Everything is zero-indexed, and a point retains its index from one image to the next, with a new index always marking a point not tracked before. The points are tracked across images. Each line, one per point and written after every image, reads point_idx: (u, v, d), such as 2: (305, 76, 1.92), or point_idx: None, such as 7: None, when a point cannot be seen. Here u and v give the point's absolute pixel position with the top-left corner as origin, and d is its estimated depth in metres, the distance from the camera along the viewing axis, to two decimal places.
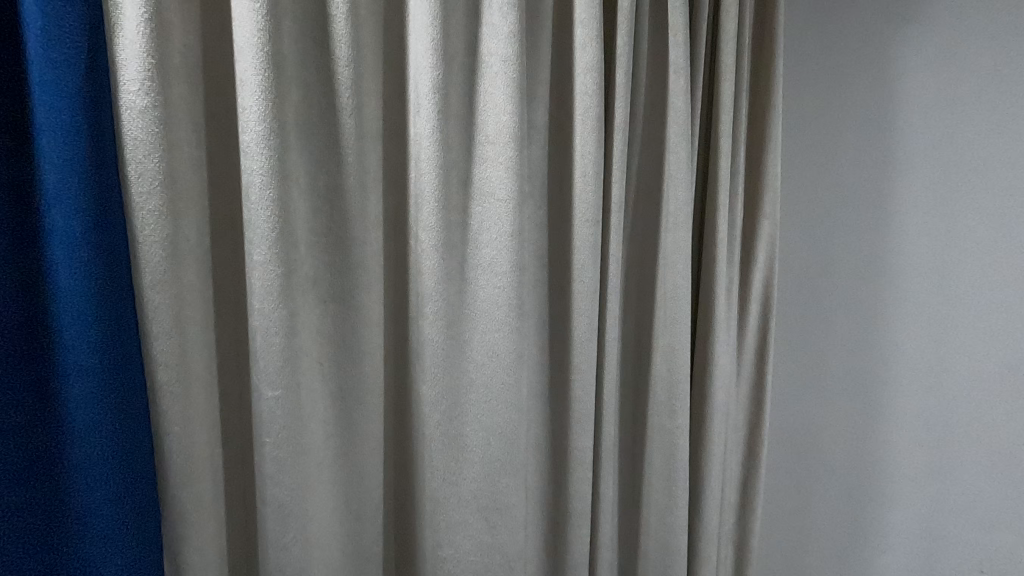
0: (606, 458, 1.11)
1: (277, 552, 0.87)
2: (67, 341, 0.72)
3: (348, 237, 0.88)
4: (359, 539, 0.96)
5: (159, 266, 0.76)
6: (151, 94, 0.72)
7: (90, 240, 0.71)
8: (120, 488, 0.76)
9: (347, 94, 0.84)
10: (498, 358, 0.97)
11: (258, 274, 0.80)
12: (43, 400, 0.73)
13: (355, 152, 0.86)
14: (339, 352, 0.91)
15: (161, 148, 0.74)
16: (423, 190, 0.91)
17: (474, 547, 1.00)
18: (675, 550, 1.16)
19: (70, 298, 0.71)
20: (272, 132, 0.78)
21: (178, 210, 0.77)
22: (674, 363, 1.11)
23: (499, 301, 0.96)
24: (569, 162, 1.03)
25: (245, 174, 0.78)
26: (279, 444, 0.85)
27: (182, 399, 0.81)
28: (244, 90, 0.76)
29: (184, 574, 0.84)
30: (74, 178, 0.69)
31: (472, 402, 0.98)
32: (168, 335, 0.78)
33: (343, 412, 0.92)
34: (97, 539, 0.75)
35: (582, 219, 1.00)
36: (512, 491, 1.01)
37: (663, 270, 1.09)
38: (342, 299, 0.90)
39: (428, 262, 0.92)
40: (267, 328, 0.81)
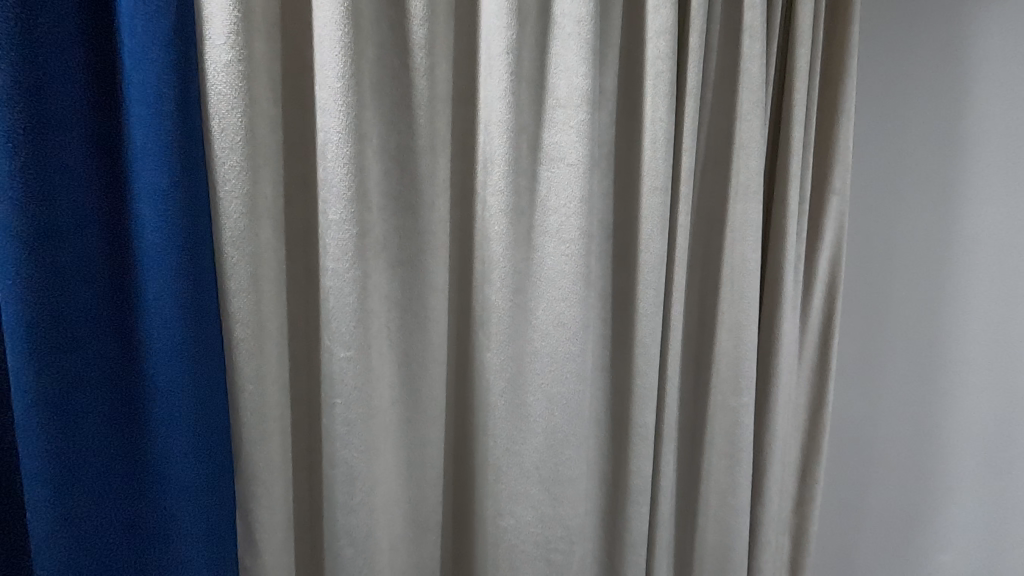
0: (666, 436, 1.09)
1: (344, 514, 0.87)
2: (151, 293, 0.73)
3: (417, 201, 0.88)
4: (421, 503, 0.96)
5: (239, 223, 0.76)
6: (236, 48, 0.72)
7: (175, 193, 0.71)
8: (199, 442, 0.76)
9: (421, 54, 0.83)
10: (564, 327, 0.95)
11: (334, 233, 0.80)
12: (128, 351, 0.74)
13: (427, 114, 0.85)
14: (406, 317, 0.90)
15: (243, 103, 0.73)
16: (492, 155, 0.90)
17: (535, 518, 0.99)
18: (736, 533, 1.13)
19: (155, 251, 0.72)
20: (350, 89, 0.77)
21: (257, 166, 0.77)
22: (742, 340, 1.08)
23: (567, 268, 0.94)
24: (638, 129, 1.00)
25: (323, 133, 0.78)
26: (349, 406, 0.85)
27: (255, 358, 0.81)
28: (324, 48, 0.76)
29: (255, 530, 0.85)
30: (161, 130, 0.70)
31: (536, 371, 0.96)
32: (245, 293, 0.78)
33: (409, 377, 0.92)
34: (176, 490, 0.76)
35: (651, 187, 0.97)
36: (575, 463, 0.99)
37: (732, 243, 1.06)
38: (410, 263, 0.89)
39: (496, 226, 0.91)
40: (340, 289, 0.81)
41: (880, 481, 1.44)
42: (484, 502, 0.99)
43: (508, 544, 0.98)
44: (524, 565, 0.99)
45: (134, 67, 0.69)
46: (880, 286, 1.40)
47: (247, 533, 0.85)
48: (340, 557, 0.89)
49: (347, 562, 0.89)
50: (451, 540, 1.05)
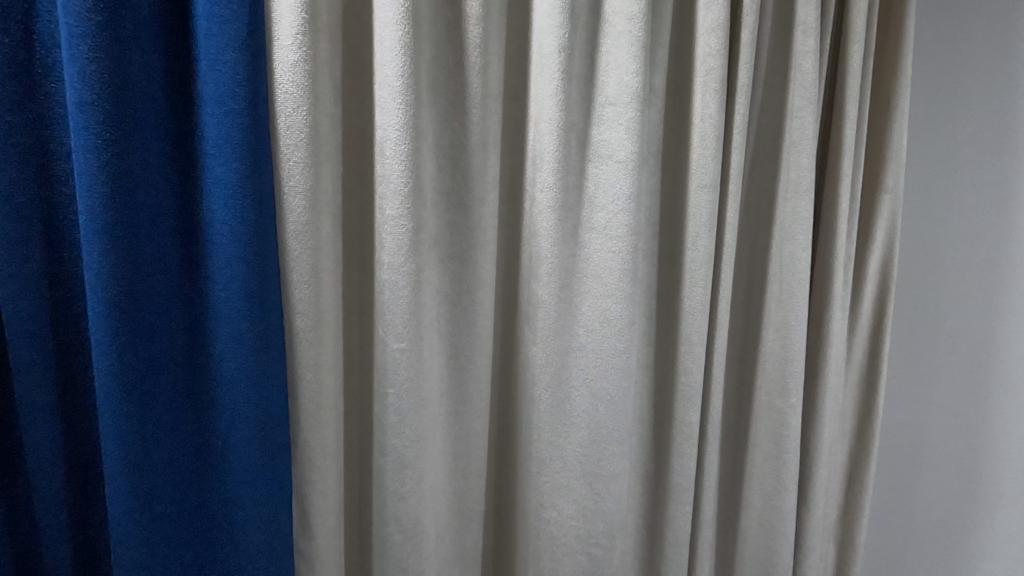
0: (710, 435, 1.08)
1: (394, 501, 0.90)
2: (219, 283, 0.76)
3: (468, 197, 0.89)
4: (466, 494, 0.98)
5: (301, 217, 0.79)
6: (303, 48, 0.75)
7: (243, 187, 0.74)
8: (260, 426, 0.80)
9: (475, 53, 0.85)
10: (610, 323, 0.95)
11: (390, 227, 0.82)
12: (197, 338, 0.78)
13: (480, 112, 0.87)
14: (455, 311, 0.93)
15: (309, 101, 0.76)
16: (542, 152, 0.91)
17: (576, 512, 0.99)
18: (780, 535, 1.12)
19: (224, 243, 0.75)
20: (408, 88, 0.80)
21: (319, 162, 0.79)
22: (790, 339, 1.06)
23: (613, 264, 0.94)
24: (687, 126, 0.99)
25: (382, 130, 0.81)
26: (401, 396, 0.87)
27: (313, 348, 0.83)
28: (385, 47, 0.79)
29: (309, 513, 0.88)
30: (233, 127, 0.73)
31: (580, 367, 0.96)
32: (306, 285, 0.81)
33: (456, 370, 0.94)
34: (238, 471, 0.80)
35: (699, 185, 0.97)
36: (618, 460, 0.98)
37: (781, 241, 1.05)
38: (460, 258, 0.91)
39: (544, 222, 0.92)
40: (394, 282, 0.84)
41: (927, 488, 1.40)
42: (527, 494, 1.01)
43: (549, 538, 0.99)
44: (565, 560, 1.00)
45: (208, 68, 0.72)
46: (930, 287, 1.36)
47: (302, 516, 0.89)
48: (389, 543, 0.91)
49: (395, 548, 0.91)
50: (492, 529, 1.07)
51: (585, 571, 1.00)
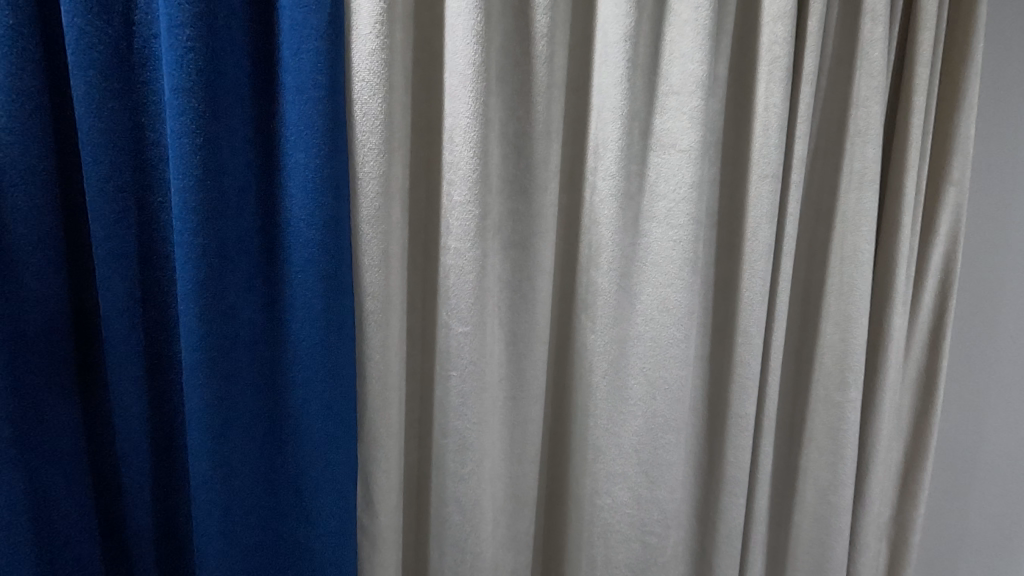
0: (765, 427, 1.07)
1: (454, 482, 0.92)
2: (297, 264, 0.79)
3: (531, 184, 0.91)
4: (520, 477, 1.00)
5: (374, 201, 0.82)
6: (380, 37, 0.77)
7: (321, 172, 0.77)
8: (331, 404, 0.82)
9: (542, 42, 0.86)
10: (670, 312, 0.95)
11: (458, 213, 0.84)
12: (273, 316, 0.82)
13: (545, 100, 0.88)
14: (515, 297, 0.94)
15: (384, 89, 0.79)
16: (604, 141, 0.91)
17: (631, 500, 0.99)
18: (834, 531, 1.11)
19: (302, 225, 0.78)
20: (479, 77, 0.81)
21: (392, 149, 0.82)
22: (850, 333, 1.05)
23: (674, 253, 0.93)
24: (749, 115, 0.98)
25: (452, 118, 0.82)
26: (464, 379, 0.89)
27: (381, 329, 0.86)
28: (457, 36, 0.80)
29: (373, 490, 0.91)
30: (314, 114, 0.76)
31: (638, 355, 0.97)
32: (376, 268, 0.84)
33: (515, 356, 0.96)
34: (310, 446, 0.83)
35: (761, 175, 0.96)
36: (674, 449, 0.99)
37: (842, 233, 1.04)
38: (521, 246, 0.93)
39: (605, 211, 0.92)
40: (460, 267, 0.86)
41: (983, 489, 1.37)
42: (582, 480, 1.02)
43: (603, 523, 1.00)
44: (619, 546, 1.01)
45: (291, 57, 0.75)
46: (993, 284, 1.31)
47: (366, 494, 0.91)
48: (448, 522, 0.94)
49: (454, 527, 0.94)
50: (544, 513, 1.09)
51: (639, 558, 1.01)
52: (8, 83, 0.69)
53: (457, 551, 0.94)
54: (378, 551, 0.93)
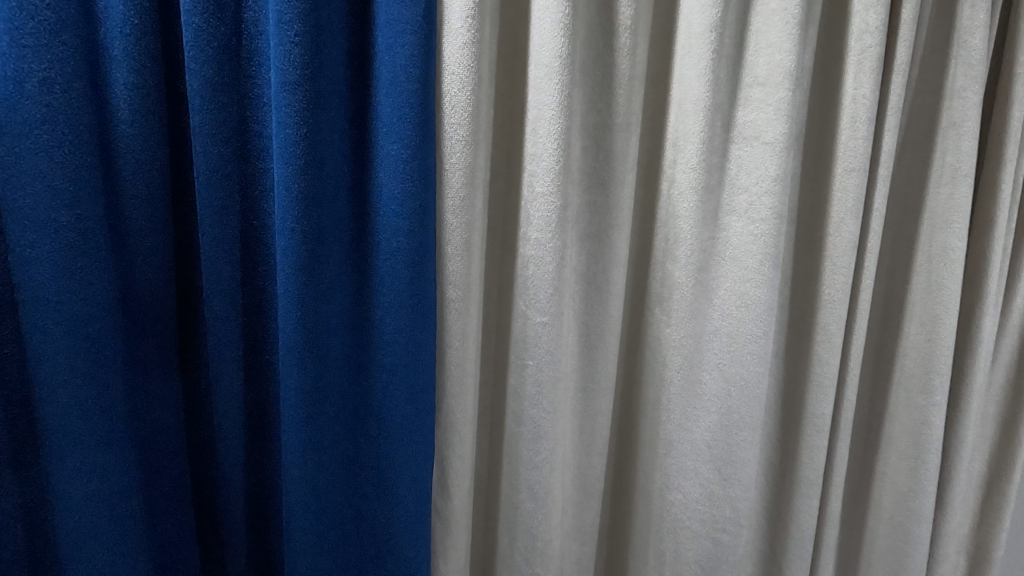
0: (842, 428, 1.04)
1: (527, 469, 0.93)
2: (384, 252, 0.82)
3: (610, 177, 0.91)
4: (588, 468, 1.00)
5: (459, 192, 0.84)
6: (472, 30, 0.79)
7: (411, 163, 0.79)
8: (414, 388, 0.85)
9: (626, 35, 0.86)
10: (748, 307, 0.93)
11: (539, 204, 0.85)
12: (361, 301, 0.85)
13: (626, 92, 0.88)
14: (589, 289, 0.94)
15: (473, 81, 0.80)
16: (685, 133, 0.91)
17: (703, 496, 0.99)
18: (913, 539, 1.07)
19: (391, 214, 0.81)
20: (565, 69, 0.82)
21: (478, 140, 0.83)
22: (937, 334, 1.01)
23: (754, 248, 0.92)
24: (835, 106, 0.95)
25: (536, 110, 0.83)
26: (540, 368, 0.90)
27: (461, 317, 0.88)
28: (544, 28, 0.81)
29: (448, 475, 0.93)
30: (406, 105, 0.78)
31: (714, 350, 0.95)
32: (459, 258, 0.86)
33: (587, 348, 0.96)
34: (393, 428, 0.86)
35: (846, 168, 0.93)
36: (748, 446, 0.97)
37: (931, 230, 1.00)
38: (598, 238, 0.93)
39: (684, 204, 0.92)
40: (540, 257, 0.87)
41: None
42: (652, 475, 1.02)
43: (673, 519, 1.00)
44: (688, 542, 1.00)
45: (385, 50, 0.77)
46: None
47: (441, 478, 0.93)
48: (520, 509, 0.95)
49: (526, 514, 0.95)
50: (610, 507, 1.10)
51: (709, 555, 1.00)
52: (131, 78, 0.74)
53: (527, 537, 0.96)
54: (451, 535, 0.95)
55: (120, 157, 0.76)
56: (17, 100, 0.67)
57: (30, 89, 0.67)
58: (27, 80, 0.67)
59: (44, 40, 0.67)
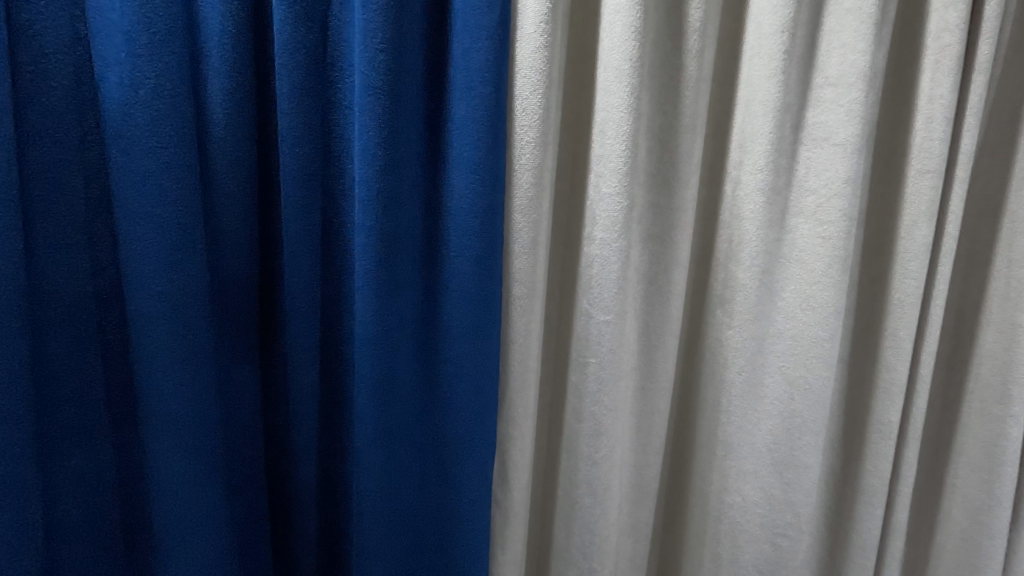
0: (910, 437, 1.01)
1: (587, 465, 0.95)
2: (454, 250, 0.85)
3: (674, 177, 0.92)
4: (644, 467, 1.01)
5: (527, 192, 0.86)
6: (544, 35, 0.81)
7: (482, 163, 0.82)
8: (480, 381, 0.88)
9: (694, 38, 0.87)
10: (814, 311, 0.92)
11: (605, 204, 0.87)
12: (430, 296, 0.89)
13: (693, 93, 0.88)
14: (650, 290, 0.95)
15: (544, 84, 0.83)
16: (753, 135, 0.90)
17: (762, 500, 0.98)
18: (986, 554, 1.03)
19: (462, 213, 0.84)
20: (634, 72, 0.83)
21: (547, 142, 0.85)
22: (1016, 343, 0.97)
23: (822, 250, 0.90)
24: (909, 107, 0.93)
25: (604, 112, 0.85)
26: (602, 366, 0.92)
27: (525, 314, 0.90)
28: (615, 31, 0.83)
29: (508, 468, 0.95)
30: (480, 108, 0.81)
31: (778, 353, 0.95)
32: (525, 256, 0.88)
33: (647, 347, 0.97)
34: (458, 419, 0.89)
35: (920, 170, 0.91)
36: (811, 451, 0.96)
37: (1011, 234, 0.96)
38: (660, 238, 0.94)
39: (750, 205, 0.92)
40: (605, 257, 0.88)
41: None
42: (710, 477, 1.02)
43: (731, 522, 0.99)
44: (746, 545, 0.99)
45: (461, 55, 0.80)
46: None
47: (501, 470, 0.96)
48: (578, 504, 0.97)
49: (584, 509, 0.97)
50: (663, 506, 1.10)
51: (768, 559, 0.99)
52: (227, 85, 0.79)
53: (585, 532, 0.97)
54: (509, 526, 0.97)
55: (214, 157, 0.81)
56: (129, 105, 0.73)
57: (142, 95, 0.73)
58: (141, 87, 0.73)
59: (155, 50, 0.73)
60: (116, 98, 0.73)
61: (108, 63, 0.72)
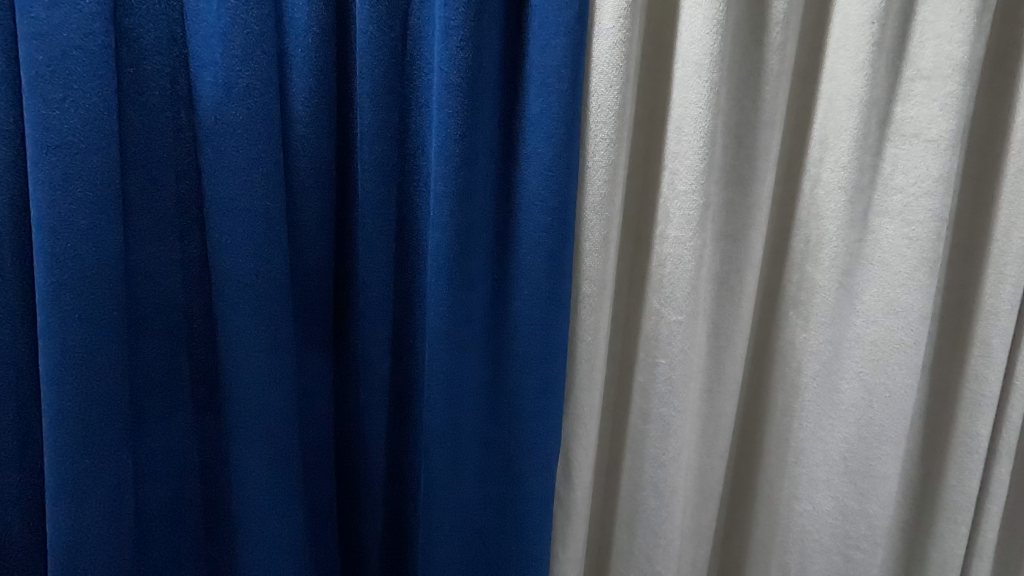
0: (999, 452, 0.95)
1: (653, 466, 0.94)
2: (526, 246, 0.85)
3: (750, 175, 0.89)
4: (709, 470, 0.99)
5: (600, 189, 0.85)
6: (623, 30, 0.80)
7: (556, 160, 0.82)
8: (548, 378, 0.88)
9: (777, 29, 0.84)
10: (898, 315, 0.87)
11: (680, 203, 0.85)
12: (500, 291, 0.90)
13: (774, 88, 0.86)
14: (722, 290, 0.93)
15: (621, 79, 0.82)
16: (836, 131, 0.87)
17: (835, 510, 0.94)
18: None
19: (535, 210, 0.84)
20: (714, 66, 0.81)
21: (622, 138, 0.84)
22: None
23: (908, 251, 0.86)
24: (1008, 100, 0.87)
25: (681, 108, 0.83)
26: (672, 366, 0.90)
27: (595, 312, 0.89)
28: (696, 25, 0.81)
29: (572, 466, 0.95)
30: (556, 105, 0.80)
31: (856, 358, 0.91)
32: (596, 253, 0.87)
33: (716, 349, 0.95)
34: (526, 415, 0.90)
35: (1020, 168, 0.85)
36: (890, 461, 0.91)
37: None
38: (735, 238, 0.91)
39: (831, 204, 0.89)
40: (678, 256, 0.87)
41: None
42: (779, 483, 0.99)
43: (801, 530, 0.97)
44: (817, 556, 0.97)
45: (538, 51, 0.80)
46: None
47: (565, 468, 0.96)
48: (643, 505, 0.96)
49: (648, 511, 0.96)
50: (726, 511, 1.08)
51: (839, 571, 0.96)
52: (310, 83, 0.81)
53: (649, 534, 0.96)
54: (571, 525, 0.97)
55: (296, 153, 0.83)
56: (223, 103, 0.76)
57: (235, 93, 0.76)
58: (234, 86, 0.75)
59: (247, 50, 0.75)
60: (210, 96, 0.76)
61: (204, 63, 0.76)
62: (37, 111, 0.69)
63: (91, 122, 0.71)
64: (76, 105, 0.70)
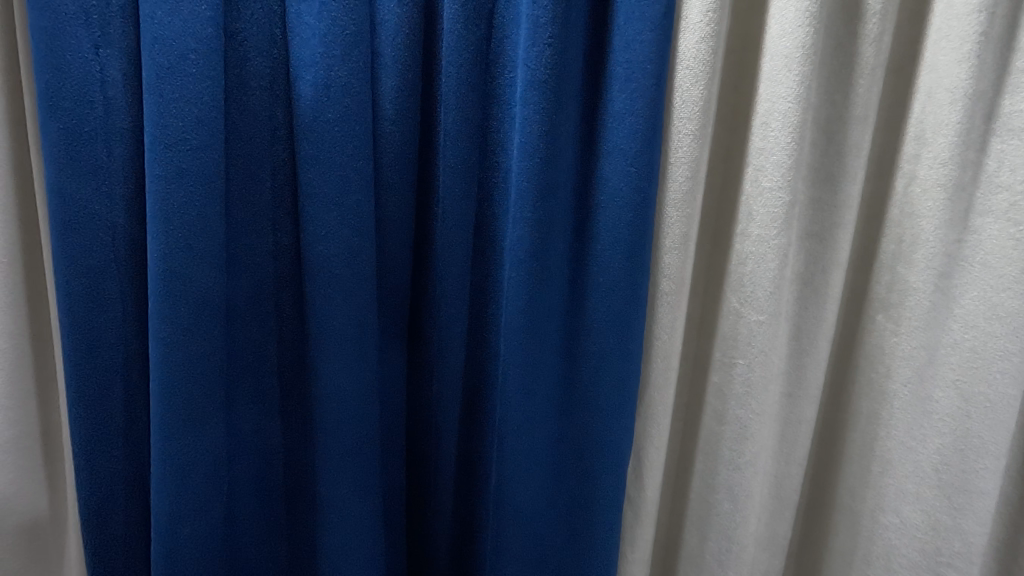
0: None
1: (728, 469, 0.92)
2: (605, 243, 0.85)
3: (839, 172, 0.86)
4: (785, 477, 0.96)
5: (682, 186, 0.84)
6: (710, 25, 0.79)
7: (638, 156, 0.81)
8: (624, 375, 0.87)
9: (874, 21, 0.81)
10: (1002, 320, 0.82)
11: (765, 200, 0.83)
12: (576, 288, 0.90)
13: (868, 82, 0.82)
14: (805, 291, 0.90)
15: (706, 74, 0.81)
16: (935, 126, 0.83)
17: (925, 525, 0.89)
18: None
19: (615, 206, 0.84)
20: (806, 59, 0.79)
21: (705, 134, 0.83)
22: None
23: (1015, 253, 0.80)
24: None
25: (769, 103, 0.81)
26: (751, 368, 0.88)
27: (672, 310, 0.88)
28: (787, 18, 0.78)
29: (643, 465, 0.94)
30: (640, 101, 0.80)
31: (951, 366, 0.85)
32: (676, 250, 0.86)
33: (797, 352, 0.92)
34: (600, 412, 0.90)
35: None
36: (989, 477, 0.85)
37: None
38: (820, 237, 0.88)
39: (927, 203, 0.85)
40: (762, 255, 0.85)
41: None
42: (864, 493, 0.96)
43: (887, 543, 0.93)
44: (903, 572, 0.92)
45: (623, 47, 0.80)
46: None
47: (636, 467, 0.95)
48: (716, 508, 0.94)
49: (721, 515, 0.93)
50: (802, 518, 1.06)
51: None
52: (399, 83, 0.84)
53: (722, 539, 0.94)
54: (641, 525, 0.96)
55: (384, 151, 0.87)
56: (319, 102, 0.79)
57: (332, 93, 0.79)
58: (331, 86, 0.79)
59: (344, 52, 0.79)
60: (308, 96, 0.80)
61: (304, 64, 0.79)
62: (155, 110, 0.74)
63: (202, 121, 0.76)
64: (189, 105, 0.75)
